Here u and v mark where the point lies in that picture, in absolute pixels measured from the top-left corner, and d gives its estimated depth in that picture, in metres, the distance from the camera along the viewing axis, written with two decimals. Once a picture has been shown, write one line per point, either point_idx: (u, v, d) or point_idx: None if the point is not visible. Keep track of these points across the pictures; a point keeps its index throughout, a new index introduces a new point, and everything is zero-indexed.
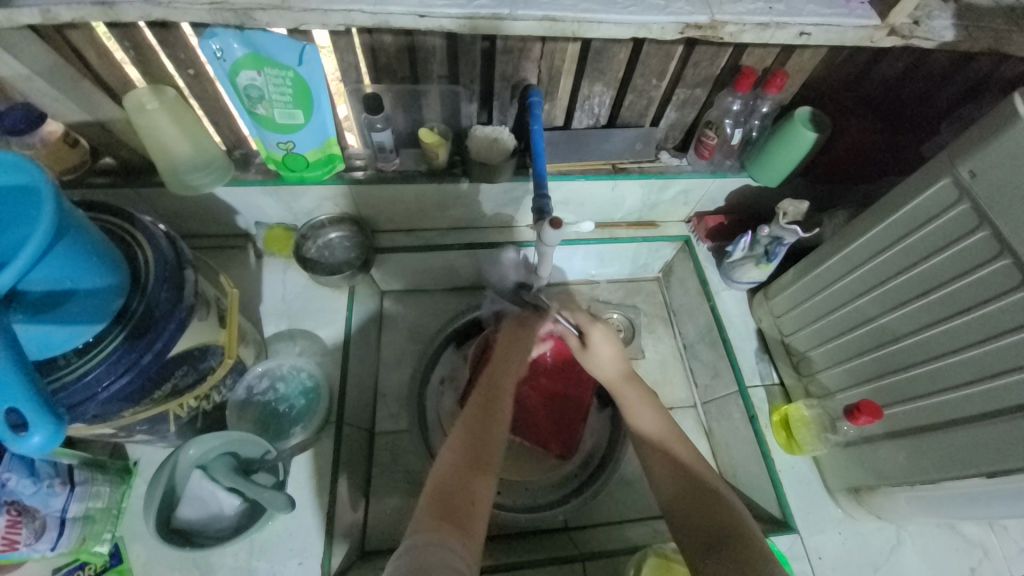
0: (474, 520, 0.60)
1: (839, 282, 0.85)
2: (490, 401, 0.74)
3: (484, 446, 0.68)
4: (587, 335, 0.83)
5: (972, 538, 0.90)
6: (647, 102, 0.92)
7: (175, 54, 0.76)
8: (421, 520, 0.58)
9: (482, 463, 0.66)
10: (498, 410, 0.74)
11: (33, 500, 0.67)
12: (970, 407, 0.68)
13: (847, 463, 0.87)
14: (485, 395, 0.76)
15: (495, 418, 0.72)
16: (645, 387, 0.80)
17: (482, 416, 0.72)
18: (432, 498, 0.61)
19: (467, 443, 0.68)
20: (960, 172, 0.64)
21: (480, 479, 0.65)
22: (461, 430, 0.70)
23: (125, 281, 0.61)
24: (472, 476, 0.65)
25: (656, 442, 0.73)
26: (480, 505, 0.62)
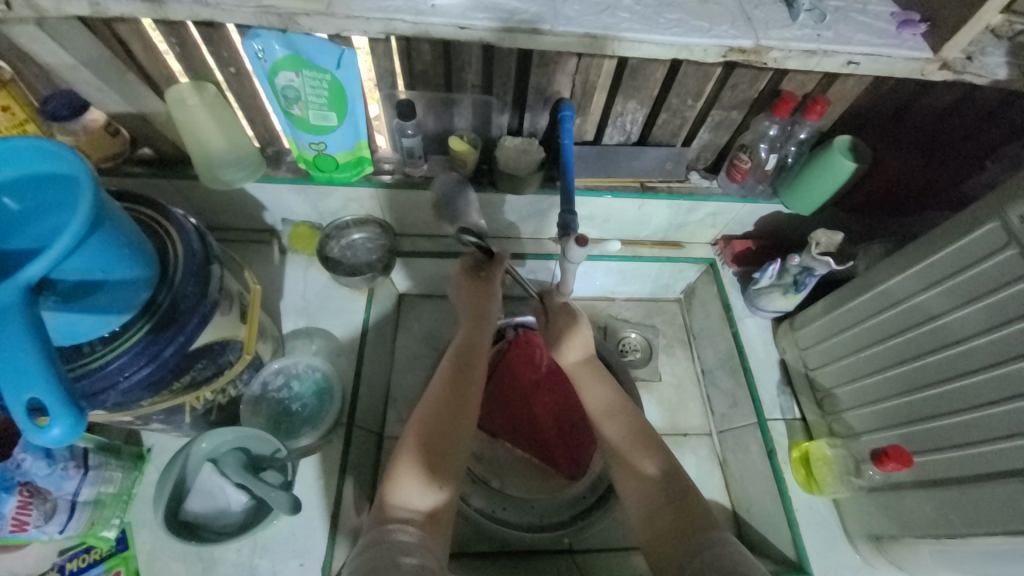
0: (443, 508, 0.63)
1: (870, 320, 0.82)
2: (459, 382, 0.73)
3: (450, 431, 0.68)
4: (553, 314, 0.89)
5: None
6: (680, 121, 0.91)
7: (218, 52, 0.78)
8: (386, 509, 0.61)
9: (449, 449, 0.67)
10: (465, 394, 0.72)
11: (46, 482, 0.70)
12: (1001, 463, 0.65)
13: (869, 509, 0.83)
14: (448, 378, 0.74)
15: (464, 401, 0.71)
16: (599, 366, 0.84)
17: (450, 398, 0.71)
18: (397, 487, 0.63)
19: (430, 428, 0.68)
20: (1010, 217, 0.61)
21: (448, 466, 0.66)
22: (425, 412, 0.70)
23: (154, 273, 0.62)
24: (438, 461, 0.66)
25: (604, 413, 0.77)
26: (448, 490, 0.65)
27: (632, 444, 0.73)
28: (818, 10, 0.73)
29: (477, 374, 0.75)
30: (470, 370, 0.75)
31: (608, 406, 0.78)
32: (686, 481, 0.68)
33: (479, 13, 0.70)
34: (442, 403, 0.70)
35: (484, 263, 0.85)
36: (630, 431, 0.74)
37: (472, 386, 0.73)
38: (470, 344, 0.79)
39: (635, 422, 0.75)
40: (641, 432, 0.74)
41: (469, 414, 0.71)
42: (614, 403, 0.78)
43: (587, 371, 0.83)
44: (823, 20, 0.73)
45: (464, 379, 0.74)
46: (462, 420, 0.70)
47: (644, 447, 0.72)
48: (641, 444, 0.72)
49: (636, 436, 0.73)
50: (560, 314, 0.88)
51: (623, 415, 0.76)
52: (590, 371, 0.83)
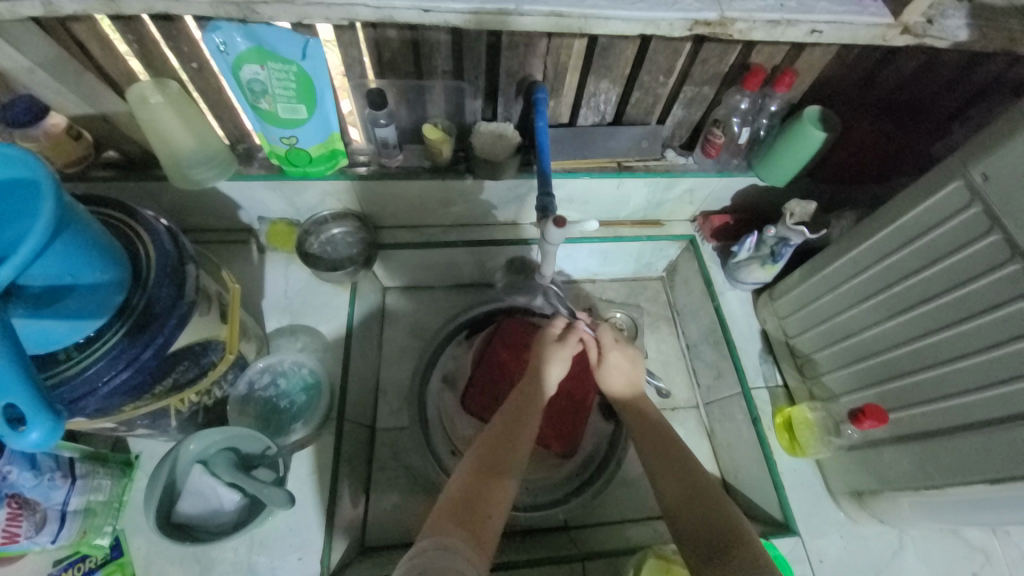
0: (489, 527, 0.60)
1: (846, 285, 0.84)
2: (511, 417, 0.73)
3: (502, 458, 0.68)
4: (604, 356, 0.83)
5: (974, 543, 0.89)
6: (654, 99, 0.91)
7: (178, 47, 0.76)
8: (434, 523, 0.59)
9: (499, 475, 0.66)
10: (524, 419, 0.73)
11: (33, 493, 0.69)
12: (976, 413, 0.67)
13: (850, 466, 0.86)
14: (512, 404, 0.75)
15: (518, 437, 0.71)
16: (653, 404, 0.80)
17: (506, 432, 0.71)
18: (447, 505, 0.61)
19: (483, 455, 0.68)
20: (973, 174, 0.63)
21: (496, 493, 0.64)
22: (480, 443, 0.70)
23: (126, 277, 0.61)
24: (488, 485, 0.64)
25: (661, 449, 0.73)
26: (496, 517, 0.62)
27: (686, 490, 0.68)
28: None
29: (533, 410, 0.75)
30: (526, 409, 0.75)
31: (660, 435, 0.75)
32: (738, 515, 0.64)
33: None
34: (498, 436, 0.71)
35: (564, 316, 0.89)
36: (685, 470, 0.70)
37: (527, 424, 0.73)
38: (528, 382, 0.78)
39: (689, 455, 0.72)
40: (698, 474, 0.69)
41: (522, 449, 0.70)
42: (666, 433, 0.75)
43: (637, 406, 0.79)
44: None
45: (521, 417, 0.73)
46: (514, 451, 0.69)
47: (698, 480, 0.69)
48: (701, 480, 0.68)
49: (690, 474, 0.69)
50: (614, 357, 0.83)
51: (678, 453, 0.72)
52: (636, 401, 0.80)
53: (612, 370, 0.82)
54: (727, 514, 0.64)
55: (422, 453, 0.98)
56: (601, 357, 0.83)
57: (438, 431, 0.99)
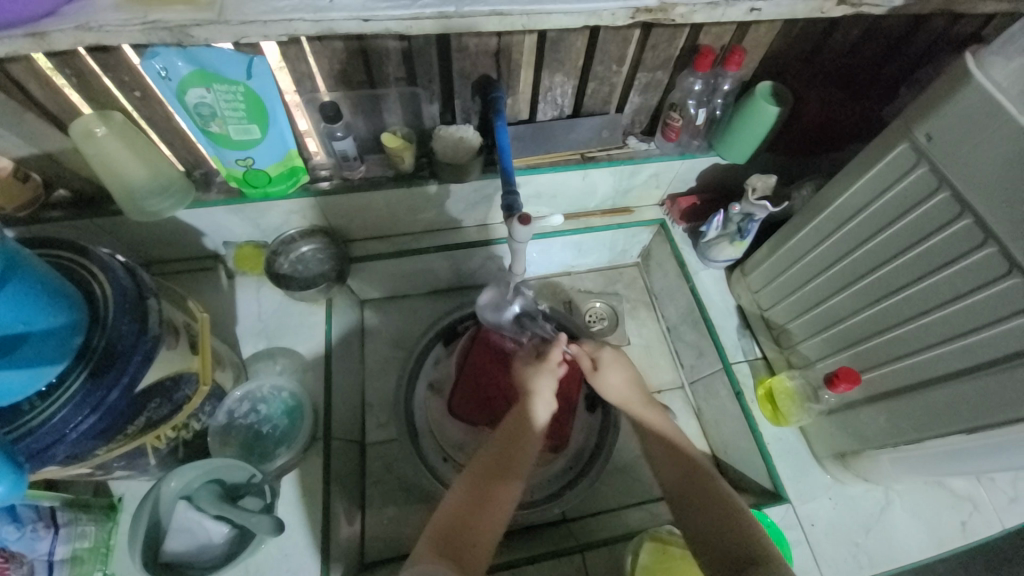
0: (478, 550, 0.62)
1: (810, 254, 0.86)
2: (506, 436, 0.75)
3: (501, 472, 0.70)
4: (598, 358, 0.86)
5: (959, 492, 0.92)
6: (609, 88, 0.92)
7: (118, 77, 0.74)
8: (425, 545, 0.61)
9: (496, 493, 0.68)
10: (525, 437, 0.75)
11: (18, 545, 0.68)
12: (940, 367, 0.69)
13: (831, 430, 0.88)
14: (512, 421, 0.77)
15: (513, 454, 0.72)
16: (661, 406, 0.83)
17: (502, 448, 0.73)
18: (442, 526, 0.63)
19: (483, 471, 0.70)
20: (917, 136, 0.65)
21: (490, 513, 0.66)
22: (480, 459, 0.72)
23: (83, 318, 0.59)
24: (486, 504, 0.66)
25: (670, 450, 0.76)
26: (487, 539, 0.63)
27: (690, 488, 0.71)
28: None
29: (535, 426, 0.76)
30: (523, 426, 0.76)
31: (666, 449, 0.76)
32: (742, 520, 0.65)
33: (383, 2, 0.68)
34: (493, 455, 0.72)
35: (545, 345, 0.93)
36: (688, 475, 0.72)
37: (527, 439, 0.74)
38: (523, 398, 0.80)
39: (694, 466, 0.73)
40: (701, 481, 0.71)
41: (520, 467, 0.71)
42: (673, 446, 0.76)
43: (643, 408, 0.82)
44: None
45: (517, 436, 0.74)
46: (510, 469, 0.70)
47: (704, 493, 0.69)
48: (707, 494, 0.69)
49: (695, 482, 0.71)
50: (605, 357, 0.86)
51: (682, 459, 0.74)
52: (642, 407, 0.82)
53: (610, 377, 0.84)
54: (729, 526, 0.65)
55: (414, 462, 0.98)
56: (595, 361, 0.86)
57: (427, 439, 1.00)
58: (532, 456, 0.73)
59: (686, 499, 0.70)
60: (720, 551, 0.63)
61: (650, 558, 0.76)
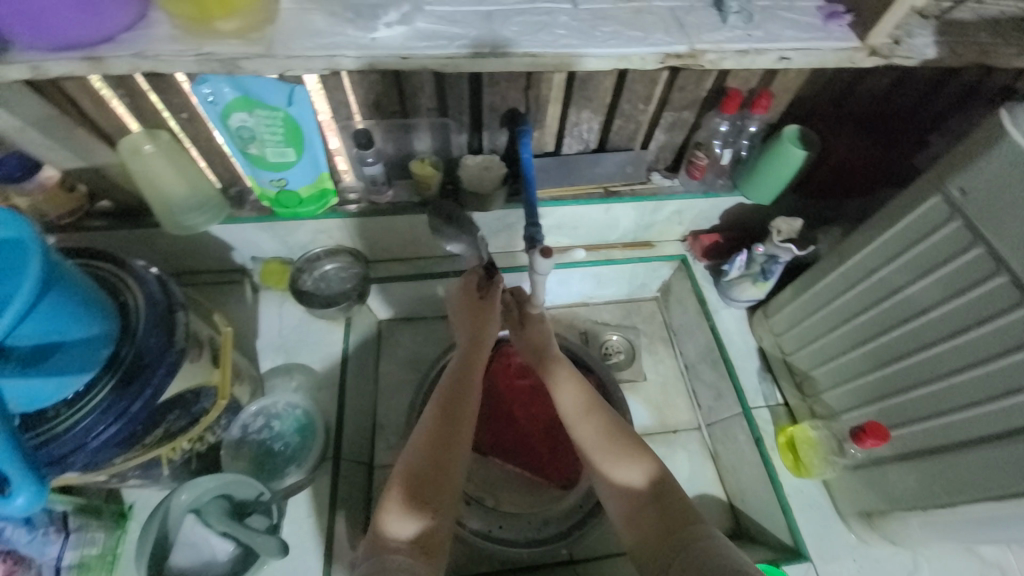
0: (436, 536, 0.61)
1: (835, 300, 0.84)
2: (445, 411, 0.71)
3: (443, 449, 0.67)
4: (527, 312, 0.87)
5: (993, 562, 0.86)
6: (635, 125, 0.94)
7: (168, 99, 0.78)
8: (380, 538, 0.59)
9: (442, 476, 0.66)
10: (463, 404, 0.72)
11: (28, 548, 0.69)
12: (975, 429, 0.66)
13: (856, 486, 0.84)
14: (448, 389, 0.74)
15: (456, 427, 0.70)
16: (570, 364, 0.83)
17: (442, 421, 0.70)
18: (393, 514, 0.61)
19: (428, 449, 0.67)
20: (950, 190, 0.63)
21: (443, 495, 0.64)
22: (420, 433, 0.69)
23: (115, 329, 0.61)
24: (437, 486, 0.65)
25: (574, 412, 0.77)
26: (444, 521, 0.63)
27: (613, 440, 0.73)
28: (746, 11, 0.75)
29: (472, 392, 0.74)
30: (462, 398, 0.73)
31: (586, 407, 0.77)
32: (671, 486, 0.68)
33: (421, 41, 0.71)
34: (435, 433, 0.68)
35: (484, 283, 0.85)
36: (608, 431, 0.74)
37: (467, 409, 0.72)
38: (459, 369, 0.77)
39: (618, 422, 0.75)
40: (627, 441, 0.73)
41: (462, 439, 0.69)
42: (593, 404, 0.77)
43: (561, 369, 0.81)
44: (753, 19, 0.75)
45: (457, 410, 0.71)
46: (456, 446, 0.68)
47: (625, 447, 0.72)
48: (628, 447, 0.72)
49: (617, 437, 0.73)
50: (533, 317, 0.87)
51: (600, 415, 0.76)
52: (563, 369, 0.81)
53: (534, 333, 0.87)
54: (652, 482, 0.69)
55: None
56: (523, 315, 0.88)
57: None
58: (472, 421, 0.72)
59: (602, 446, 0.73)
60: (635, 508, 0.68)
61: None
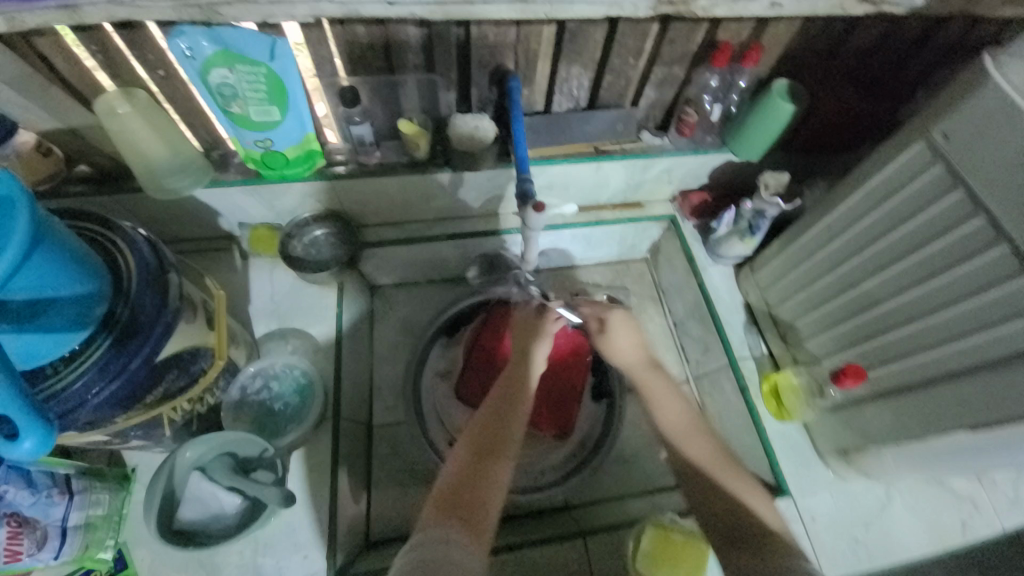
0: (485, 514, 0.60)
1: (819, 252, 0.86)
2: (501, 400, 0.73)
3: (493, 439, 0.68)
4: (605, 320, 0.84)
5: (957, 491, 0.93)
6: (625, 81, 0.93)
7: (143, 55, 0.75)
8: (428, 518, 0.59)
9: (491, 464, 0.66)
10: (515, 401, 0.73)
11: (33, 510, 0.66)
12: (948, 364, 0.69)
13: (835, 426, 0.88)
14: (502, 389, 0.75)
15: (511, 415, 0.71)
16: (668, 377, 0.81)
17: (494, 415, 0.71)
18: (440, 495, 0.62)
19: (477, 439, 0.69)
20: (934, 135, 0.65)
21: (493, 485, 0.64)
22: (473, 428, 0.71)
23: (107, 288, 0.60)
24: (485, 473, 0.65)
25: (677, 433, 0.76)
26: (494, 502, 0.62)
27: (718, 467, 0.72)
28: None
29: (523, 391, 0.75)
30: (513, 396, 0.74)
31: (686, 425, 0.76)
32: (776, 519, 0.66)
33: None
34: (486, 424, 0.70)
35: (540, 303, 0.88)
36: (718, 455, 0.73)
37: (519, 406, 0.73)
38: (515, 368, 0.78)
39: (720, 446, 0.75)
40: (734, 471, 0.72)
41: (512, 433, 0.69)
42: (693, 422, 0.77)
43: (655, 380, 0.80)
44: None
45: (507, 405, 0.73)
46: (508, 435, 0.69)
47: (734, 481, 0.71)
48: (730, 476, 0.72)
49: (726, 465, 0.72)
50: (614, 318, 0.83)
51: (709, 438, 0.75)
52: (660, 381, 0.80)
53: (619, 342, 0.83)
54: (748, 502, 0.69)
55: (419, 445, 1.00)
56: (603, 323, 0.84)
57: (434, 424, 0.99)
58: (524, 418, 0.72)
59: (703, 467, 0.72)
60: (725, 525, 0.68)
61: (651, 545, 0.77)
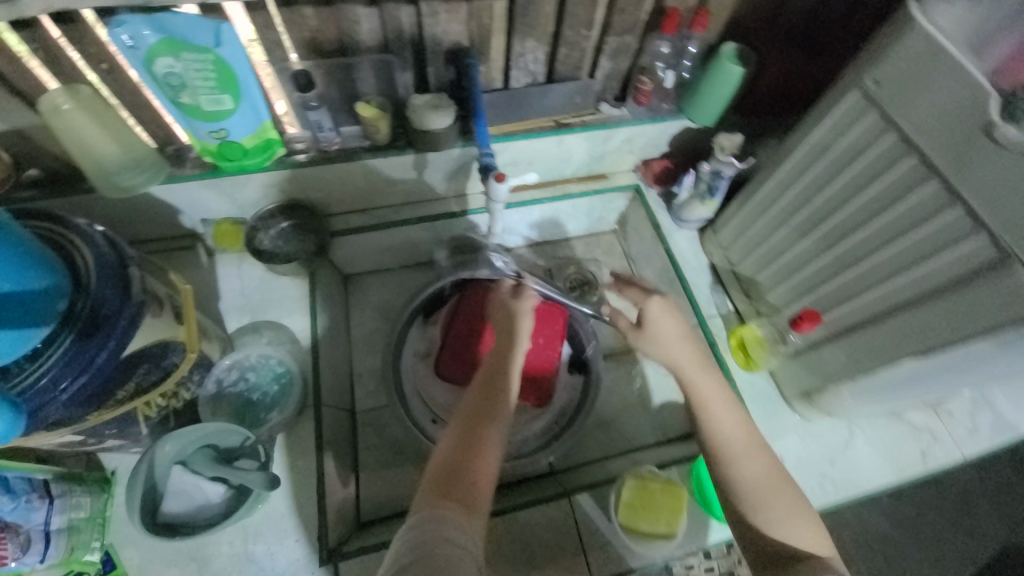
0: (478, 491, 0.60)
1: (773, 207, 0.90)
2: (491, 381, 0.73)
3: (483, 422, 0.68)
4: (644, 312, 0.79)
5: (915, 423, 1.00)
6: (580, 53, 0.95)
7: (84, 49, 0.73)
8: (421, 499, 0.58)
9: (481, 446, 0.65)
10: (501, 382, 0.73)
11: (13, 516, 0.66)
12: (890, 300, 0.73)
13: (797, 370, 0.93)
14: (487, 372, 0.75)
15: (500, 395, 0.72)
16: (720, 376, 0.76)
17: (483, 398, 0.71)
18: (434, 476, 0.61)
19: (465, 421, 0.68)
20: (867, 83, 0.68)
21: (483, 466, 0.63)
22: (462, 412, 0.70)
23: (66, 283, 0.59)
24: (475, 453, 0.64)
25: (732, 441, 0.70)
26: (486, 479, 0.63)
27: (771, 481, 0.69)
28: None
29: (510, 374, 0.75)
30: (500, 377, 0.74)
31: (750, 442, 0.71)
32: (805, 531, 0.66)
33: None
34: (474, 406, 0.70)
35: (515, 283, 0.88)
36: (770, 469, 0.69)
37: (506, 389, 0.73)
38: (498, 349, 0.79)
39: (776, 464, 0.71)
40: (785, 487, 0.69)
41: (501, 414, 0.70)
42: (754, 438, 0.71)
43: (707, 380, 0.74)
44: None
45: (494, 386, 0.73)
46: (497, 417, 0.69)
47: (783, 498, 0.68)
48: (785, 498, 0.69)
49: (777, 480, 0.69)
50: (653, 308, 0.79)
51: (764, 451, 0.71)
52: (711, 381, 0.75)
53: (666, 338, 0.78)
54: (792, 526, 0.66)
55: (404, 426, 1.01)
56: (642, 314, 0.79)
57: (417, 403, 1.01)
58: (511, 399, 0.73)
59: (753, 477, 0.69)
60: (760, 545, 0.67)
61: (631, 494, 0.83)
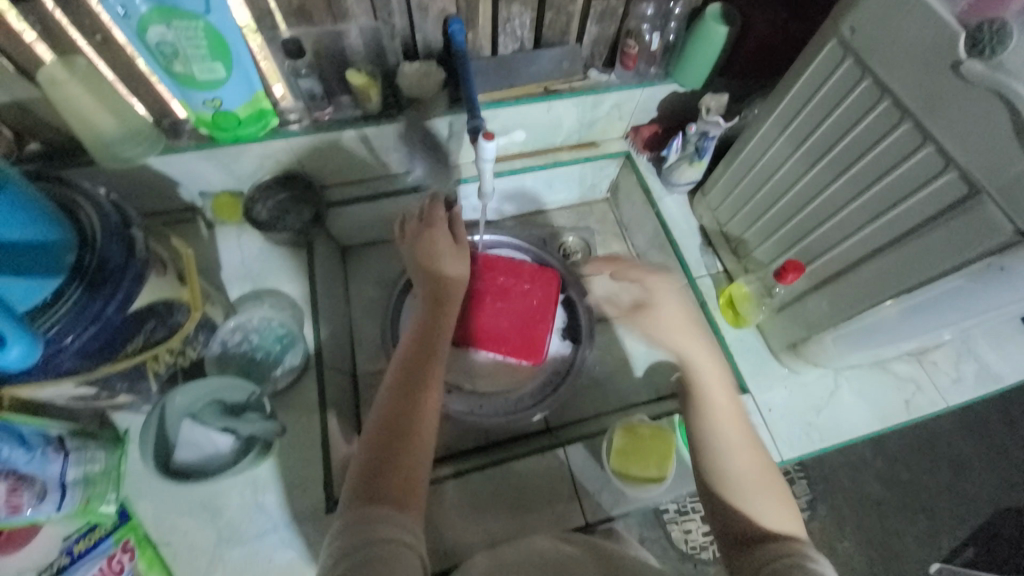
0: (412, 483, 0.60)
1: (758, 163, 0.92)
2: (417, 363, 0.71)
3: (409, 411, 0.65)
4: None
5: (901, 374, 1.02)
6: (566, 17, 0.97)
7: (79, 20, 0.75)
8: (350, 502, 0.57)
9: (410, 437, 0.63)
10: (427, 362, 0.71)
11: (30, 467, 0.69)
12: (867, 246, 0.76)
13: (784, 325, 0.96)
14: (411, 353, 0.72)
15: (430, 378, 0.69)
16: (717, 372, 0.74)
17: (409, 383, 0.68)
18: (360, 478, 0.59)
19: (389, 414, 0.65)
20: (842, 31, 0.70)
21: (413, 457, 0.62)
22: (385, 403, 0.66)
23: (72, 237, 0.61)
24: (403, 448, 0.62)
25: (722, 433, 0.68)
26: (419, 466, 0.62)
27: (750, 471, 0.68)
28: None
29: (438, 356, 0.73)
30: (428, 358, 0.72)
31: (736, 443, 0.69)
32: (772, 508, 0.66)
33: None
34: (398, 394, 0.67)
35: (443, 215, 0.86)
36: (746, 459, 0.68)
37: (433, 371, 0.71)
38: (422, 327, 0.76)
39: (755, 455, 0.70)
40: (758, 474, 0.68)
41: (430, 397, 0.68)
42: (741, 438, 0.70)
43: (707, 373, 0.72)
44: None
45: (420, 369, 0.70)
46: (426, 401, 0.67)
47: (760, 486, 0.67)
48: (763, 487, 0.67)
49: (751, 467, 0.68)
50: None
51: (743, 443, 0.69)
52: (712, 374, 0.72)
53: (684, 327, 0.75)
54: (768, 509, 0.65)
55: None
56: None
57: None
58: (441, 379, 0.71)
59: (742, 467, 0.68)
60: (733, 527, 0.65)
61: (622, 442, 0.88)
